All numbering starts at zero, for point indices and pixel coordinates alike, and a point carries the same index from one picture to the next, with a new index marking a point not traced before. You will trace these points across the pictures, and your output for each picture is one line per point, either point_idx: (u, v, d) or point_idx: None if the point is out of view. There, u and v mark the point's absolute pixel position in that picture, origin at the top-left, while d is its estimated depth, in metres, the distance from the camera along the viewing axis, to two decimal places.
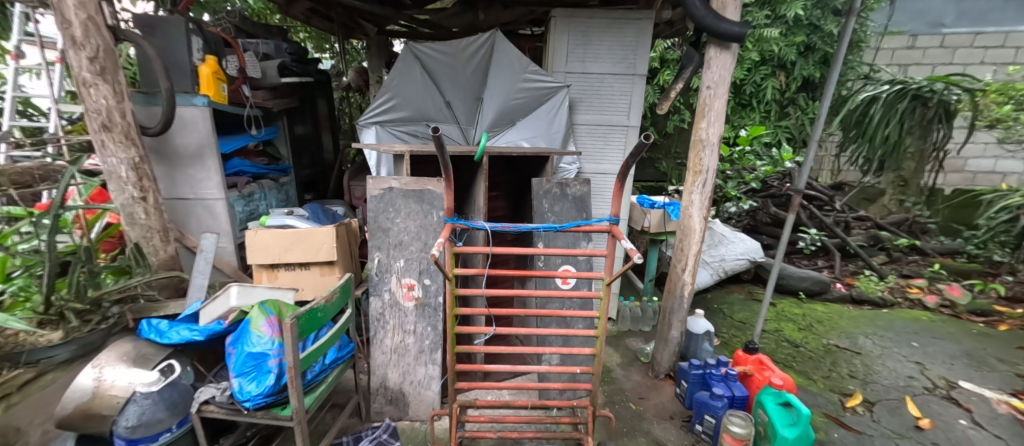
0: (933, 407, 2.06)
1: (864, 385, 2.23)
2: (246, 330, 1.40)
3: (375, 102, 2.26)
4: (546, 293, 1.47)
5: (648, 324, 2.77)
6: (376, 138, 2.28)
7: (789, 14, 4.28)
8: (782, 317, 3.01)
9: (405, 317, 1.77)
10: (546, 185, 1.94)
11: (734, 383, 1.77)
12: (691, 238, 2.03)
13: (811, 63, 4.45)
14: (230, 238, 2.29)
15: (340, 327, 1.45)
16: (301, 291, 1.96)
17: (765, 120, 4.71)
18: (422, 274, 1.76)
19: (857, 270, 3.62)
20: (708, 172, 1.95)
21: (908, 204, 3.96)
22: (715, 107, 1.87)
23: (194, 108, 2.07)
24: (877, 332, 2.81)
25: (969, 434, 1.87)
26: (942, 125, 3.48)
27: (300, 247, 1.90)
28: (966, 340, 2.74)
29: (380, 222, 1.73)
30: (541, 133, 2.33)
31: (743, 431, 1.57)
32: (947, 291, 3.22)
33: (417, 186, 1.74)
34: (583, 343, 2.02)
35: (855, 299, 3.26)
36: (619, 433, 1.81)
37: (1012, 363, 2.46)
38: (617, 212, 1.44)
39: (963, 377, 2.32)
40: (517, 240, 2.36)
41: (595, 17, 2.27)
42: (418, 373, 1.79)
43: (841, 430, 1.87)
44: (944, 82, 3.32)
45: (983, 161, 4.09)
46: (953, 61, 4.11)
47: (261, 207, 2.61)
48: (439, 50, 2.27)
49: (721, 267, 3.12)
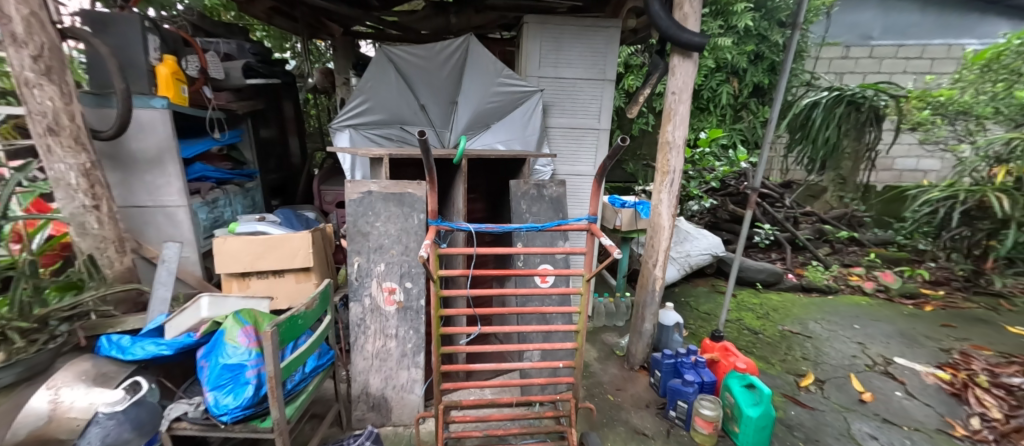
0: (874, 382, 2.29)
1: (815, 366, 2.44)
2: (220, 341, 1.34)
3: (348, 105, 2.23)
4: (528, 291, 1.48)
5: (622, 319, 2.88)
6: (350, 142, 2.23)
7: (740, 25, 4.58)
8: (742, 307, 3.22)
9: (386, 321, 1.76)
10: (523, 187, 2.00)
11: (703, 369, 1.90)
12: (661, 235, 2.14)
13: (760, 71, 4.80)
14: (195, 247, 2.16)
15: (319, 335, 1.42)
16: (275, 299, 1.87)
17: (721, 124, 5.00)
18: (404, 277, 1.75)
19: (806, 261, 3.95)
20: (675, 172, 2.07)
21: (846, 199, 4.36)
22: (680, 111, 1.99)
23: (152, 110, 1.96)
24: (824, 317, 3.08)
25: (904, 404, 2.10)
26: (874, 128, 3.93)
27: (274, 254, 1.82)
28: (899, 320, 3.06)
29: (359, 226, 1.71)
30: (516, 135, 2.36)
31: (712, 413, 1.72)
32: (882, 277, 3.56)
33: (397, 189, 1.74)
34: (563, 339, 2.10)
35: (804, 288, 3.54)
36: (599, 424, 1.89)
37: (936, 339, 2.77)
38: (595, 211, 1.50)
39: (897, 353, 2.59)
40: (496, 240, 2.41)
41: (566, 24, 2.35)
42: (401, 377, 1.79)
43: (797, 408, 2.05)
44: (874, 90, 3.81)
45: (908, 161, 4.61)
46: (880, 70, 4.59)
47: (227, 214, 2.48)
48: (414, 53, 2.28)
49: (687, 262, 3.32)
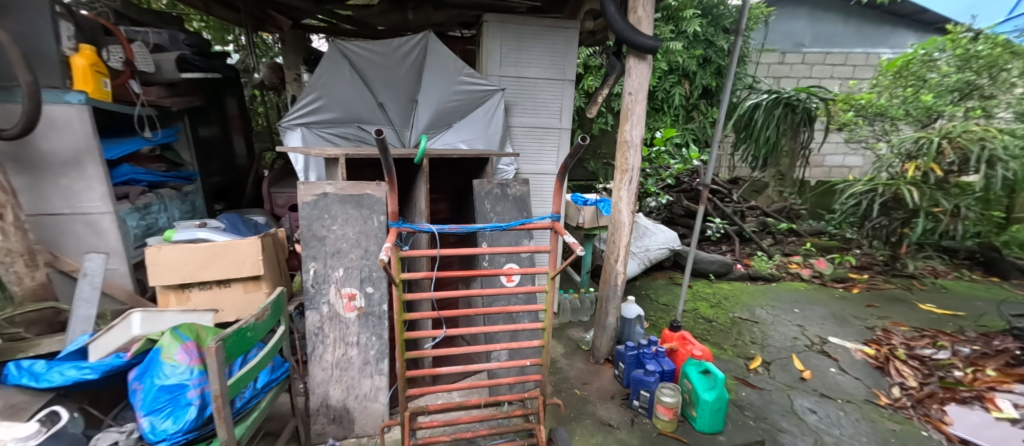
0: (812, 360, 2.50)
1: (762, 348, 2.61)
2: (156, 361, 1.22)
3: (299, 102, 2.11)
4: (495, 291, 1.47)
5: (586, 314, 2.94)
6: (302, 141, 2.12)
7: (689, 30, 4.82)
8: (698, 296, 3.40)
9: (346, 329, 1.68)
10: (487, 186, 1.99)
11: (664, 358, 1.98)
12: (622, 230, 2.21)
13: (708, 74, 5.08)
14: (124, 258, 1.95)
15: (272, 348, 1.33)
16: (220, 312, 1.73)
17: (674, 123, 5.23)
18: (364, 281, 1.68)
19: (752, 251, 4.22)
20: (633, 170, 2.14)
21: (785, 194, 4.71)
22: (636, 111, 2.06)
23: (66, 106, 1.73)
24: (769, 303, 3.32)
25: (838, 379, 2.30)
26: (807, 128, 4.28)
27: (217, 264, 1.67)
28: (832, 302, 3.36)
29: (314, 230, 1.62)
30: (479, 134, 2.35)
31: (672, 400, 1.80)
32: (816, 264, 3.89)
33: (355, 191, 1.66)
34: (530, 337, 2.12)
35: (751, 276, 3.79)
36: (567, 419, 1.92)
37: (863, 318, 3.07)
38: (558, 209, 1.51)
39: (831, 333, 2.84)
40: (460, 241, 2.38)
41: (526, 24, 2.36)
42: (364, 386, 1.71)
43: (747, 389, 2.19)
44: (806, 93, 4.16)
45: (836, 158, 5.09)
46: (812, 75, 5.00)
47: (162, 220, 2.26)
48: (370, 49, 2.18)
49: (646, 256, 3.45)
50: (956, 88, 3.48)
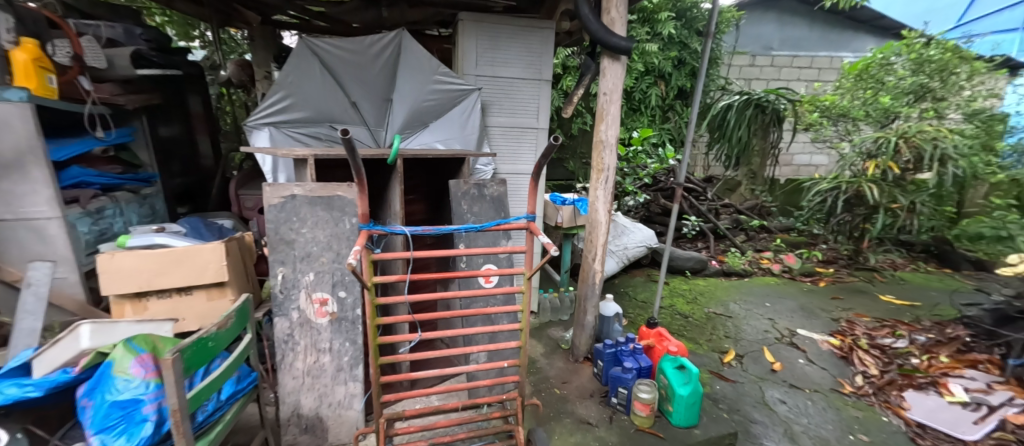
0: (782, 352, 2.58)
1: (735, 342, 2.69)
2: (107, 375, 1.14)
3: (266, 101, 2.03)
4: (471, 292, 1.45)
5: (566, 313, 2.95)
6: (270, 141, 2.05)
7: (664, 32, 4.92)
8: (675, 293, 3.47)
9: (318, 335, 1.63)
10: (463, 186, 1.96)
11: (641, 355, 2.00)
12: (599, 229, 2.22)
13: (683, 75, 5.20)
14: (73, 266, 1.81)
15: (237, 357, 1.28)
16: (181, 321, 1.65)
17: (651, 123, 5.32)
18: (336, 286, 1.63)
19: (726, 248, 4.34)
20: (609, 170, 2.16)
21: (757, 192, 4.85)
22: (611, 111, 2.08)
23: (5, 104, 1.61)
24: (742, 297, 3.42)
25: (806, 370, 2.39)
26: (775, 128, 4.40)
27: (177, 270, 1.59)
28: (800, 296, 3.50)
29: (282, 233, 1.56)
30: (455, 134, 2.32)
31: (649, 396, 1.82)
32: (786, 259, 4.03)
33: (325, 193, 1.60)
34: (509, 338, 2.12)
35: (725, 272, 3.90)
36: (546, 418, 1.92)
37: (829, 310, 3.20)
38: (534, 209, 1.50)
39: (800, 325, 2.94)
40: (437, 243, 2.35)
41: (501, 24, 2.35)
42: (337, 393, 1.66)
43: (721, 382, 2.25)
44: (775, 94, 4.30)
45: (804, 157, 5.31)
46: (780, 77, 5.23)
47: (118, 225, 2.13)
48: (341, 47, 2.13)
49: (625, 254, 3.50)
50: (911, 91, 3.69)
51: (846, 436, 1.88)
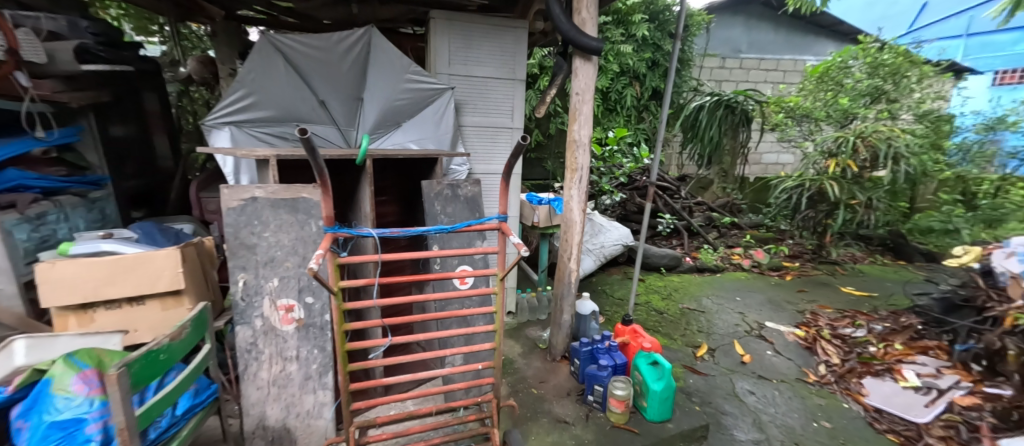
0: (751, 344, 2.67)
1: (708, 336, 2.76)
2: (46, 393, 1.06)
3: (226, 98, 1.93)
4: (444, 295, 1.43)
5: (544, 312, 2.96)
6: (232, 141, 1.96)
7: (638, 34, 5.00)
8: (650, 289, 3.54)
9: (284, 343, 1.57)
10: (436, 187, 1.93)
11: (616, 353, 2.02)
12: (573, 229, 2.24)
13: (657, 76, 5.31)
14: (11, 277, 1.68)
15: (194, 369, 1.21)
16: (132, 333, 1.55)
17: (627, 123, 5.40)
18: (303, 291, 1.57)
19: (699, 245, 4.45)
20: (583, 169, 2.17)
21: (729, 190, 4.99)
22: (584, 111, 2.10)
23: None
24: (714, 292, 3.52)
25: (774, 361, 2.48)
26: (745, 129, 4.54)
27: (126, 279, 1.49)
28: (768, 289, 3.63)
29: (243, 238, 1.49)
30: (429, 134, 2.28)
31: (624, 392, 1.84)
32: (755, 255, 4.17)
33: (289, 195, 1.53)
34: (484, 339, 2.10)
35: (698, 268, 4.00)
36: (523, 419, 1.91)
37: (794, 303, 3.33)
38: (506, 210, 1.49)
39: (768, 318, 3.05)
40: (411, 244, 2.31)
41: (474, 22, 2.33)
42: (306, 402, 1.60)
43: (694, 376, 2.30)
44: (744, 95, 4.45)
45: (772, 156, 5.53)
46: (749, 79, 5.43)
47: (62, 231, 1.99)
48: (306, 43, 2.05)
49: (601, 252, 3.54)
50: (867, 93, 3.91)
51: (810, 424, 1.96)
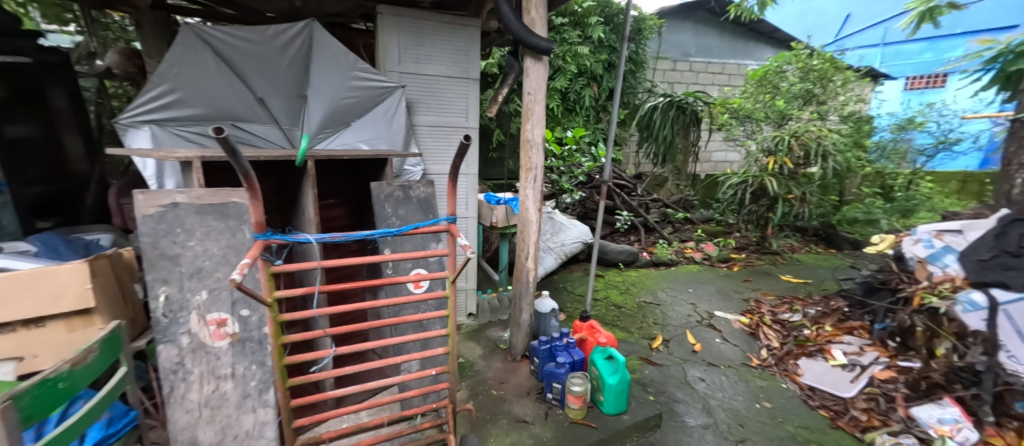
0: (702, 333, 2.80)
1: (662, 328, 2.87)
2: None
3: (144, 95, 1.76)
4: (392, 301, 1.38)
5: (505, 313, 2.95)
6: (152, 142, 1.77)
7: (594, 36, 5.12)
8: (609, 285, 3.63)
9: (217, 360, 1.45)
10: (386, 189, 1.86)
11: (573, 349, 2.05)
12: (530, 228, 2.24)
13: (613, 77, 5.45)
14: None
15: (106, 396, 1.08)
16: (32, 359, 1.37)
17: (586, 123, 5.49)
18: (237, 304, 1.46)
19: (655, 240, 4.61)
20: (537, 168, 2.18)
21: (682, 187, 5.22)
22: (536, 111, 2.10)
23: None
24: (668, 285, 3.67)
25: (722, 348, 2.61)
26: (695, 129, 4.83)
27: (22, 299, 1.31)
28: (718, 280, 3.84)
29: (164, 248, 1.37)
30: (381, 133, 2.18)
31: (581, 388, 1.86)
32: (705, 248, 4.39)
33: (218, 199, 1.41)
34: (441, 343, 2.06)
35: (654, 263, 4.15)
36: (482, 422, 1.89)
37: (740, 292, 3.55)
38: (454, 211, 1.47)
39: (717, 308, 3.22)
40: (364, 249, 2.23)
41: (424, 19, 2.27)
42: (244, 423, 1.49)
43: (649, 367, 2.38)
44: (693, 97, 4.69)
45: (720, 154, 5.86)
46: (698, 81, 5.71)
47: None
48: (239, 36, 1.93)
49: (562, 250, 3.58)
50: (799, 96, 4.25)
51: (753, 405, 2.08)
